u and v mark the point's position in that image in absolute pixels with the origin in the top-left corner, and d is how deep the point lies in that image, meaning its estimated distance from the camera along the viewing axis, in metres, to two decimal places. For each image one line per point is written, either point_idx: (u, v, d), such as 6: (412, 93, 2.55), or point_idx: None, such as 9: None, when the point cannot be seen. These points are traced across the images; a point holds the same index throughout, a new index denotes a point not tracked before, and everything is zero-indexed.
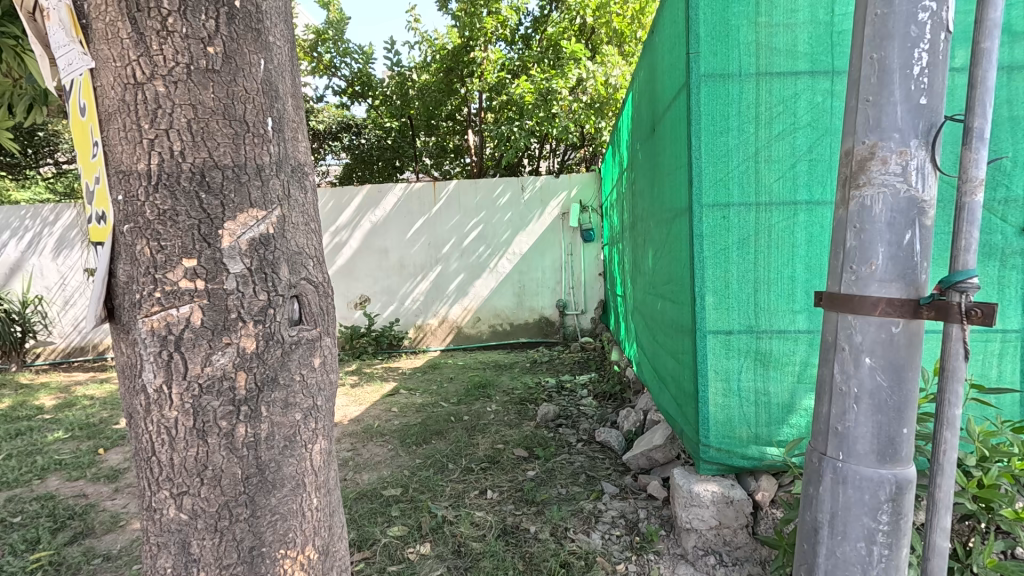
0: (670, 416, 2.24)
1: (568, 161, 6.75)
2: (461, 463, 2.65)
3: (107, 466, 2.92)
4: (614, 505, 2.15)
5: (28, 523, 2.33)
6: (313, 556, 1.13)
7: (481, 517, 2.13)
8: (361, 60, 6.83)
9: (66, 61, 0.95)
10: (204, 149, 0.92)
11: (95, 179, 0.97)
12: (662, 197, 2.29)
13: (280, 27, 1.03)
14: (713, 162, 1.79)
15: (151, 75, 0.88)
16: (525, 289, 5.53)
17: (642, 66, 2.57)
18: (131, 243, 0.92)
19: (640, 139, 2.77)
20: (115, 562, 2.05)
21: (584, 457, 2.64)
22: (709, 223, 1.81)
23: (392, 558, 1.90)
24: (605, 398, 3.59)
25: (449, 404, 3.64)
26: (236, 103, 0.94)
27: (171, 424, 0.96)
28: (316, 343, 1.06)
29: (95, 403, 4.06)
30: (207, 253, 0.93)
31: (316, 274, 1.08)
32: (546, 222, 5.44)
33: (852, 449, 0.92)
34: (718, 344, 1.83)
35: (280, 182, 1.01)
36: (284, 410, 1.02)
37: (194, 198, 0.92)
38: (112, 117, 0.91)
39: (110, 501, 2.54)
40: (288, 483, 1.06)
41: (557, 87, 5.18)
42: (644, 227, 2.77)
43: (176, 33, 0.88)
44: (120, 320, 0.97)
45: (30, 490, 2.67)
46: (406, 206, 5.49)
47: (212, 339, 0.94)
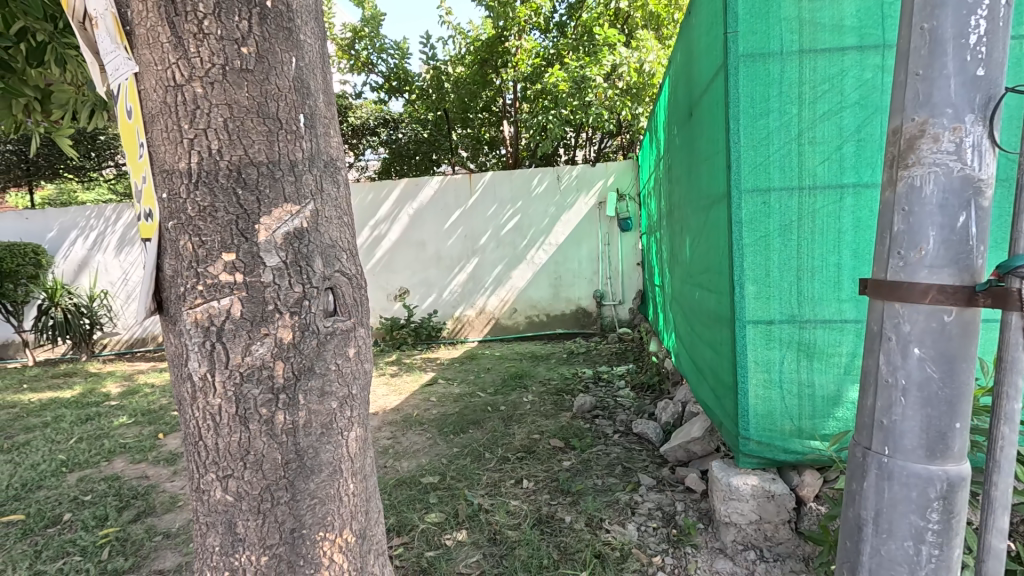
0: (709, 408, 2.19)
1: (604, 149, 6.66)
2: (497, 452, 2.67)
3: (166, 450, 3.10)
4: (651, 497, 2.13)
5: (98, 502, 2.51)
6: (350, 539, 1.17)
7: (517, 506, 2.15)
8: (397, 56, 6.93)
9: (113, 67, 1.00)
10: (240, 147, 0.95)
11: (142, 179, 1.02)
12: (700, 183, 2.22)
13: (310, 25, 1.06)
14: (752, 146, 1.72)
15: (190, 77, 0.92)
16: (562, 280, 5.50)
17: (678, 48, 2.49)
18: (175, 239, 0.97)
19: (676, 124, 2.70)
20: (174, 540, 2.19)
21: (620, 449, 2.61)
22: (749, 209, 1.74)
23: (430, 543, 1.95)
24: (643, 389, 3.55)
25: (487, 394, 3.68)
26: (270, 101, 0.97)
27: (215, 411, 1.01)
28: (351, 333, 1.09)
29: (155, 391, 4.31)
30: (245, 247, 0.96)
31: (350, 266, 1.10)
32: (582, 212, 5.39)
33: (899, 444, 0.88)
34: (758, 334, 1.77)
35: (313, 177, 1.04)
36: (320, 398, 1.05)
37: (231, 194, 0.95)
38: (156, 119, 0.95)
39: (169, 483, 2.70)
40: (325, 469, 1.10)
41: (591, 74, 5.08)
42: (681, 215, 2.71)
43: (212, 36, 0.92)
44: (168, 312, 1.02)
45: (99, 471, 2.88)
46: (442, 198, 5.55)
47: (251, 330, 0.98)
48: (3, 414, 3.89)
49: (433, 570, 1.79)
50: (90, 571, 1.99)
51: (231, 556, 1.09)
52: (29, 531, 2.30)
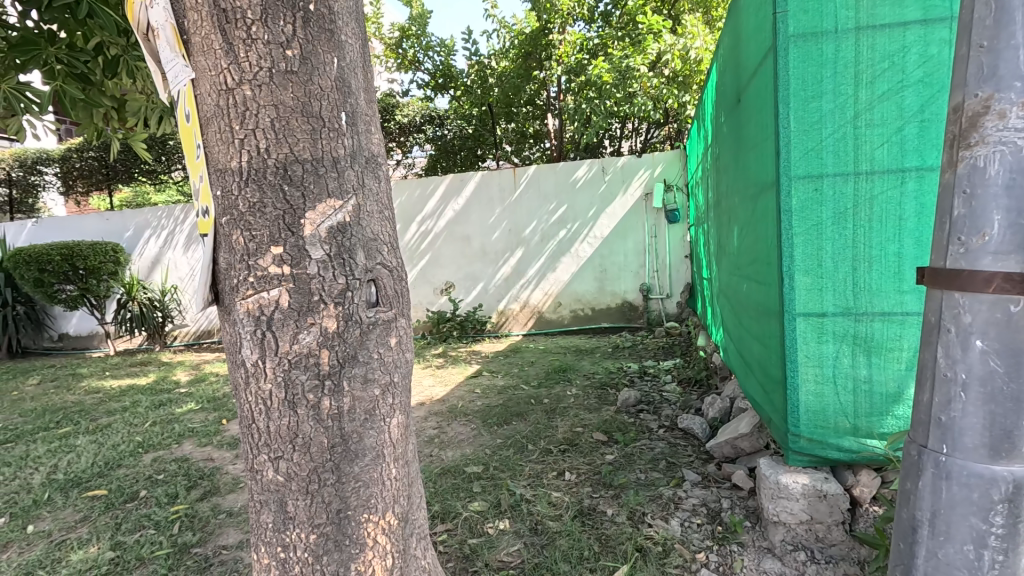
0: (758, 404, 2.13)
1: (651, 139, 6.52)
2: (540, 445, 2.69)
3: (229, 435, 3.30)
4: (696, 493, 2.09)
5: (169, 481, 2.71)
6: (393, 522, 1.22)
7: (558, 498, 2.16)
8: (442, 53, 7.04)
9: (172, 73, 1.06)
10: (286, 145, 1.00)
11: (199, 178, 1.08)
12: (748, 170, 2.15)
13: (352, 26, 1.10)
14: (803, 131, 1.65)
15: (239, 81, 0.98)
16: (607, 273, 5.43)
17: (725, 31, 2.41)
18: (229, 234, 1.03)
19: (724, 111, 2.61)
20: (236, 518, 2.33)
21: (665, 444, 2.57)
22: (800, 196, 1.67)
23: (473, 531, 1.99)
24: (689, 383, 3.47)
25: (530, 387, 3.70)
26: (313, 101, 1.01)
27: (267, 396, 1.07)
28: (392, 323, 1.13)
29: (219, 380, 4.60)
30: (291, 241, 1.02)
31: (391, 259, 1.14)
32: (628, 204, 5.30)
33: (958, 443, 0.82)
34: (809, 328, 1.70)
35: (355, 172, 1.08)
36: (363, 385, 1.10)
37: (279, 190, 1.01)
38: (210, 121, 1.01)
39: (232, 465, 2.88)
40: (369, 453, 1.15)
41: (635, 63, 4.98)
42: (728, 205, 2.62)
43: (259, 40, 0.97)
44: (224, 302, 1.09)
45: (170, 452, 3.11)
46: (487, 193, 5.60)
47: (298, 319, 1.04)
48: (89, 399, 4.26)
49: (475, 557, 1.83)
50: (162, 543, 2.16)
51: (283, 532, 1.15)
52: (111, 504, 2.51)
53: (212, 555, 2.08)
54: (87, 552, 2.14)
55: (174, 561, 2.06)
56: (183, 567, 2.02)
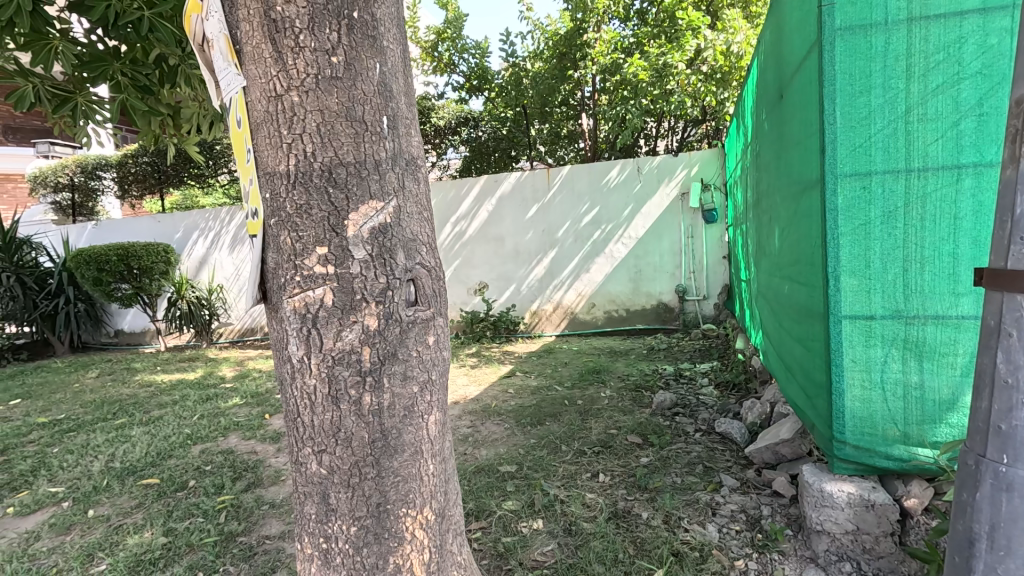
0: (801, 409, 2.06)
1: (688, 138, 6.41)
2: (574, 446, 2.68)
3: (271, 429, 3.42)
4: (734, 499, 2.04)
5: (217, 472, 2.83)
6: (430, 517, 1.25)
7: (593, 499, 2.15)
8: (478, 56, 7.14)
9: (225, 82, 1.10)
10: (331, 149, 1.03)
11: (249, 181, 1.12)
12: (790, 168, 2.09)
13: (393, 32, 1.13)
14: (851, 127, 1.60)
15: (288, 87, 1.01)
16: (642, 274, 5.36)
17: (768, 26, 2.35)
18: (277, 235, 1.07)
19: (765, 108, 2.54)
20: (278, 509, 2.42)
21: (702, 447, 2.52)
22: (847, 194, 1.62)
23: (507, 530, 2.00)
24: (727, 387, 3.40)
25: (564, 388, 3.70)
26: (357, 105, 1.04)
27: (312, 390, 1.11)
28: (430, 322, 1.16)
29: (263, 375, 4.78)
30: (336, 241, 1.05)
31: (429, 259, 1.17)
32: (663, 205, 5.22)
33: (1021, 454, 0.78)
34: (856, 331, 1.64)
35: (396, 175, 1.11)
36: (403, 382, 1.13)
37: (324, 193, 1.04)
38: (260, 126, 1.05)
39: (274, 458, 2.98)
40: (407, 448, 1.17)
41: (673, 61, 4.90)
42: (769, 204, 2.56)
43: (306, 48, 1.00)
44: (271, 300, 1.13)
45: (216, 444, 3.24)
46: (520, 194, 5.63)
47: (342, 317, 1.07)
48: (142, 392, 4.49)
49: (510, 556, 1.84)
50: (210, 531, 2.26)
51: (326, 524, 1.19)
52: (163, 493, 2.64)
53: (256, 544, 2.17)
54: (142, 537, 2.26)
55: (221, 548, 2.14)
56: (230, 555, 2.10)
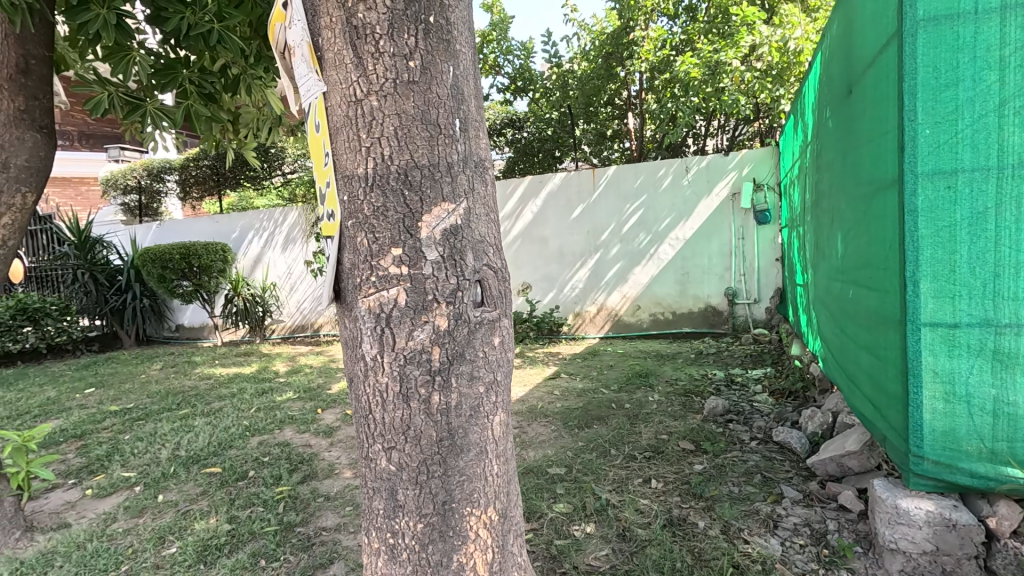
0: (869, 420, 1.97)
1: (739, 136, 6.24)
2: (624, 450, 2.64)
3: (324, 424, 3.53)
4: (797, 512, 1.96)
5: (274, 463, 2.95)
6: (494, 517, 1.26)
7: (646, 505, 2.11)
8: (523, 56, 7.18)
9: (305, 88, 1.14)
10: (407, 152, 1.05)
11: (326, 183, 1.15)
12: (858, 168, 1.99)
13: (465, 35, 1.14)
14: (934, 123, 1.51)
15: (368, 92, 1.04)
16: (690, 276, 5.23)
17: (835, 19, 2.26)
18: (353, 236, 1.09)
19: (829, 104, 2.45)
20: (334, 502, 2.50)
21: (759, 457, 2.44)
22: (929, 195, 1.53)
23: (559, 532, 1.99)
24: (782, 395, 3.28)
25: (610, 391, 3.65)
26: (431, 108, 1.06)
27: (383, 389, 1.13)
28: (496, 323, 1.17)
29: (314, 371, 4.94)
30: (410, 243, 1.07)
31: (496, 260, 1.17)
32: (713, 205, 5.08)
33: None
34: (937, 340, 1.54)
35: (467, 177, 1.12)
36: (470, 382, 1.15)
37: (399, 195, 1.06)
38: (339, 130, 1.08)
39: (328, 452, 3.08)
40: (472, 448, 1.19)
41: (726, 57, 4.77)
42: (830, 205, 2.45)
43: (386, 53, 1.03)
44: (345, 300, 1.16)
45: (273, 437, 3.37)
46: (565, 194, 5.61)
47: (413, 317, 1.09)
48: (202, 384, 4.72)
49: (563, 558, 1.83)
50: (271, 520, 2.35)
51: (393, 519, 1.21)
52: (226, 481, 2.76)
53: (313, 535, 2.24)
54: (208, 523, 2.37)
55: (281, 537, 2.22)
56: (289, 544, 2.18)
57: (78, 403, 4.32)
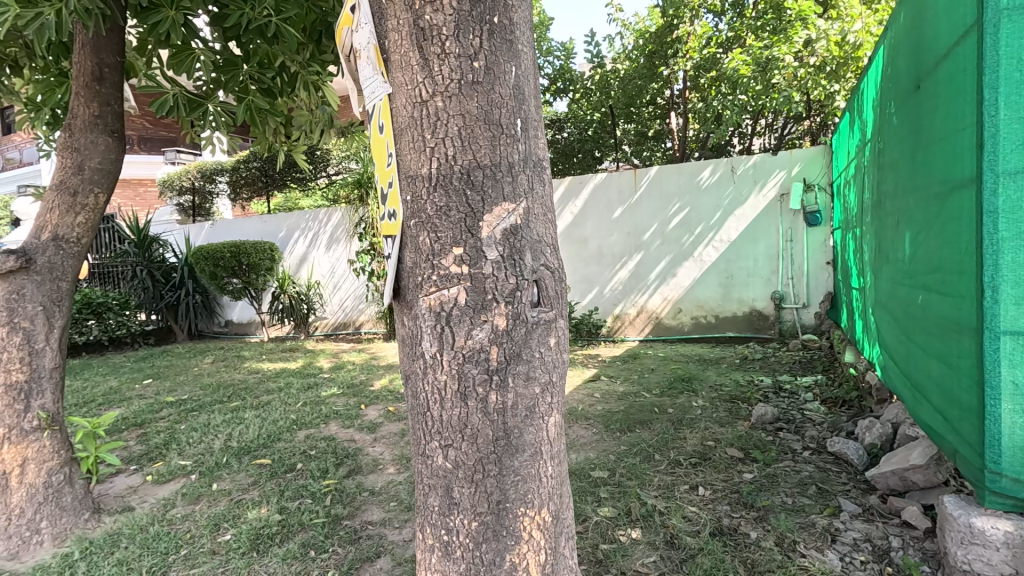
0: (937, 433, 1.86)
1: (787, 135, 6.05)
2: (668, 455, 2.59)
3: (368, 419, 3.61)
4: (856, 527, 1.88)
5: (321, 456, 3.02)
6: (546, 519, 1.25)
7: (694, 513, 2.06)
8: (563, 57, 7.15)
9: (370, 90, 1.18)
10: (470, 152, 1.06)
11: (388, 183, 1.18)
12: (931, 166, 1.89)
13: (527, 35, 1.14)
14: (1017, 118, 1.41)
15: (433, 93, 1.05)
16: (734, 279, 5.09)
17: (904, 10, 2.15)
18: (415, 236, 1.11)
19: (895, 100, 2.33)
20: (379, 497, 2.55)
21: (813, 467, 2.35)
22: (1011, 194, 1.43)
23: (604, 537, 1.96)
24: (835, 403, 3.15)
25: (652, 395, 3.59)
26: (495, 108, 1.06)
27: (441, 386, 1.14)
28: (552, 323, 1.16)
29: (356, 367, 5.06)
30: (471, 243, 1.07)
31: (553, 260, 1.17)
32: (760, 206, 4.94)
33: None
34: (1019, 349, 1.44)
35: (527, 177, 1.12)
36: (526, 382, 1.14)
37: (462, 195, 1.07)
38: (404, 131, 1.09)
39: (372, 447, 3.14)
40: (528, 449, 1.18)
41: (778, 53, 4.61)
42: (895, 206, 2.34)
43: (451, 54, 1.04)
44: (405, 299, 1.17)
45: (319, 431, 3.46)
46: (605, 195, 5.55)
47: (473, 317, 1.09)
48: (251, 378, 4.90)
49: (610, 563, 1.80)
50: (319, 512, 2.41)
51: (448, 517, 1.21)
52: (275, 473, 2.85)
53: (360, 528, 2.29)
54: (260, 512, 2.45)
55: (329, 529, 2.28)
56: (337, 536, 2.23)
57: (138, 393, 4.54)
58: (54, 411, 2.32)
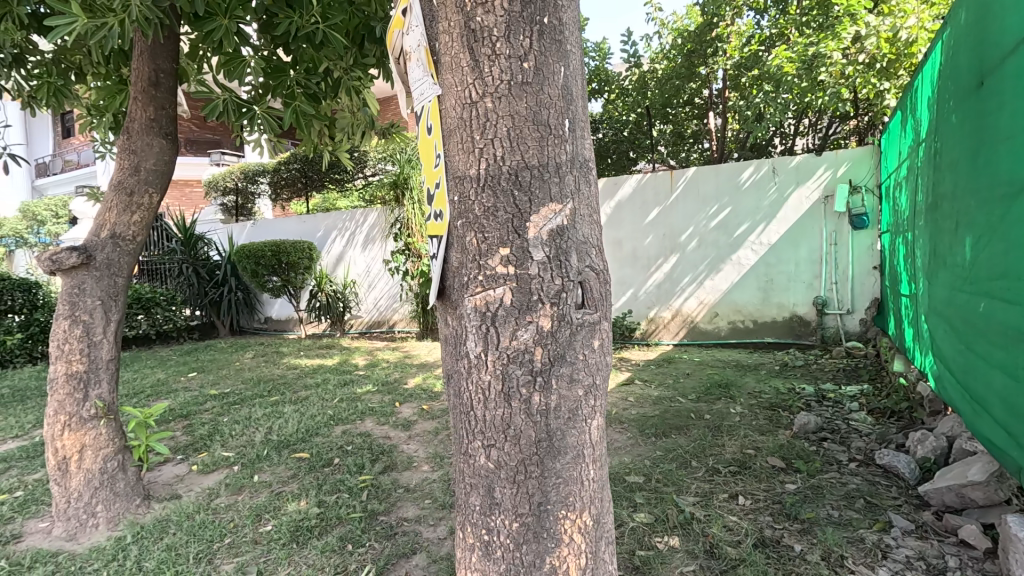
0: (999, 448, 1.77)
1: (832, 134, 5.86)
2: (706, 462, 2.53)
3: (402, 417, 3.66)
4: (908, 544, 1.80)
5: (357, 452, 3.08)
6: (587, 523, 1.24)
7: (734, 522, 2.01)
8: (598, 58, 7.09)
9: (420, 91, 1.20)
10: (519, 153, 1.06)
11: (436, 184, 1.19)
12: (994, 167, 1.80)
13: (576, 35, 1.14)
14: None
15: (483, 94, 1.05)
16: (774, 283, 4.95)
17: (965, 4, 2.06)
18: (462, 235, 1.11)
19: (954, 98, 2.23)
20: (413, 494, 2.58)
21: (861, 480, 2.26)
22: None
23: (641, 543, 1.93)
24: (883, 414, 3.03)
25: (688, 400, 3.52)
26: (543, 109, 1.06)
27: (486, 386, 1.14)
28: (596, 325, 1.15)
29: (390, 366, 5.14)
30: (517, 243, 1.07)
31: (598, 262, 1.16)
32: (803, 208, 4.79)
33: None
34: None
35: (574, 178, 1.11)
36: (570, 384, 1.14)
37: (510, 196, 1.07)
38: (453, 132, 1.10)
39: (406, 445, 3.18)
40: (570, 451, 1.18)
41: (825, 50, 4.45)
42: (954, 208, 2.23)
43: (502, 56, 1.04)
44: (449, 298, 1.18)
45: (355, 427, 3.53)
46: (640, 197, 5.48)
47: (518, 317, 1.09)
48: (290, 373, 5.04)
49: (647, 570, 1.77)
50: (356, 507, 2.46)
51: (489, 516, 1.22)
52: (314, 467, 2.92)
53: (395, 525, 2.32)
54: (299, 505, 2.51)
55: (366, 524, 2.32)
56: (374, 531, 2.26)
57: (184, 386, 4.73)
58: (109, 401, 2.43)
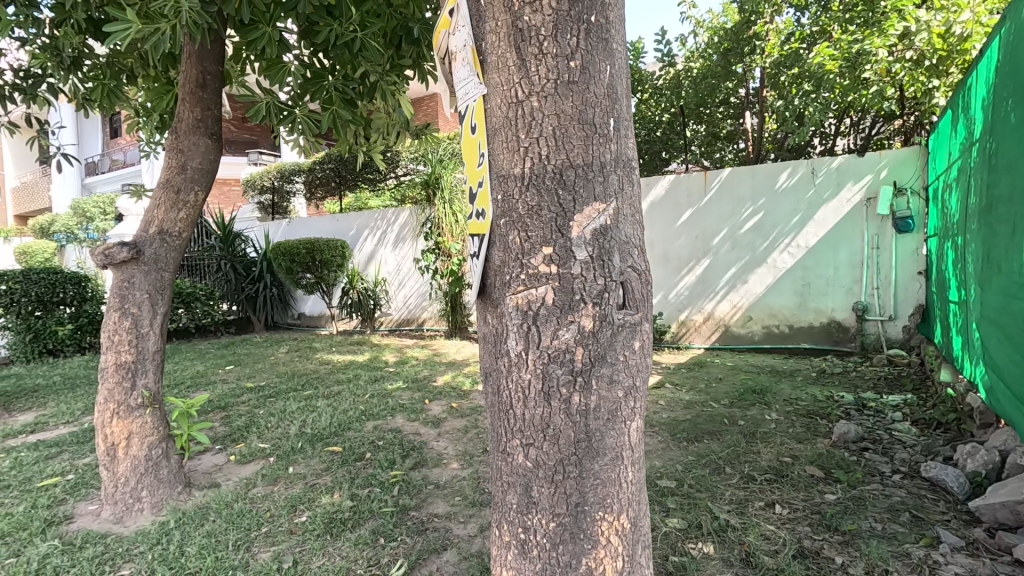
0: None
1: (876, 134, 5.66)
2: (741, 469, 2.48)
3: (432, 414, 3.70)
4: (958, 561, 1.73)
5: (388, 447, 3.12)
6: (624, 525, 1.23)
7: (771, 532, 1.96)
8: (632, 58, 7.00)
9: (464, 91, 1.21)
10: (564, 152, 1.06)
11: (479, 183, 1.20)
12: None
13: (621, 35, 1.13)
14: None
15: (529, 93, 1.06)
16: (812, 287, 4.81)
17: None
18: (505, 234, 1.12)
19: (1013, 96, 2.12)
20: (444, 491, 2.60)
21: (905, 493, 2.18)
22: None
23: (674, 549, 1.90)
24: (928, 425, 2.91)
25: (721, 405, 3.45)
26: (589, 108, 1.06)
27: (526, 385, 1.14)
28: (637, 326, 1.14)
29: (419, 363, 5.19)
30: (561, 242, 1.07)
31: (641, 263, 1.15)
32: (843, 210, 4.64)
33: None
34: None
35: (618, 177, 1.10)
36: (610, 385, 1.13)
37: (554, 195, 1.07)
38: (497, 131, 1.11)
39: (436, 442, 3.21)
40: (608, 453, 1.17)
41: (870, 47, 4.28)
42: (1011, 211, 2.12)
43: (549, 54, 1.04)
44: (490, 297, 1.19)
45: (385, 423, 3.58)
46: (673, 198, 5.41)
47: (560, 317, 1.09)
48: (322, 368, 5.15)
49: None
50: (388, 502, 2.49)
51: (525, 515, 1.22)
52: (346, 460, 2.97)
53: (425, 521, 2.34)
54: (332, 498, 2.56)
55: (398, 518, 2.35)
56: (405, 526, 2.29)
57: (221, 378, 4.88)
58: (155, 390, 2.53)
